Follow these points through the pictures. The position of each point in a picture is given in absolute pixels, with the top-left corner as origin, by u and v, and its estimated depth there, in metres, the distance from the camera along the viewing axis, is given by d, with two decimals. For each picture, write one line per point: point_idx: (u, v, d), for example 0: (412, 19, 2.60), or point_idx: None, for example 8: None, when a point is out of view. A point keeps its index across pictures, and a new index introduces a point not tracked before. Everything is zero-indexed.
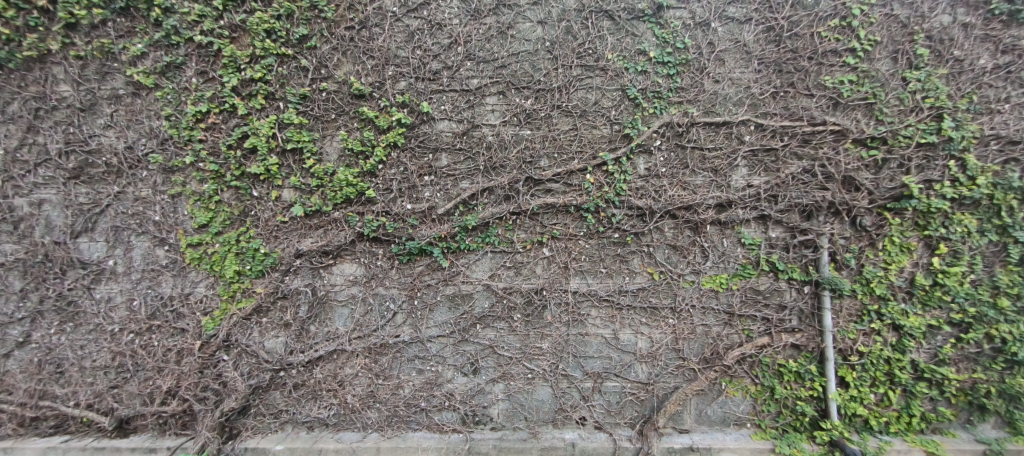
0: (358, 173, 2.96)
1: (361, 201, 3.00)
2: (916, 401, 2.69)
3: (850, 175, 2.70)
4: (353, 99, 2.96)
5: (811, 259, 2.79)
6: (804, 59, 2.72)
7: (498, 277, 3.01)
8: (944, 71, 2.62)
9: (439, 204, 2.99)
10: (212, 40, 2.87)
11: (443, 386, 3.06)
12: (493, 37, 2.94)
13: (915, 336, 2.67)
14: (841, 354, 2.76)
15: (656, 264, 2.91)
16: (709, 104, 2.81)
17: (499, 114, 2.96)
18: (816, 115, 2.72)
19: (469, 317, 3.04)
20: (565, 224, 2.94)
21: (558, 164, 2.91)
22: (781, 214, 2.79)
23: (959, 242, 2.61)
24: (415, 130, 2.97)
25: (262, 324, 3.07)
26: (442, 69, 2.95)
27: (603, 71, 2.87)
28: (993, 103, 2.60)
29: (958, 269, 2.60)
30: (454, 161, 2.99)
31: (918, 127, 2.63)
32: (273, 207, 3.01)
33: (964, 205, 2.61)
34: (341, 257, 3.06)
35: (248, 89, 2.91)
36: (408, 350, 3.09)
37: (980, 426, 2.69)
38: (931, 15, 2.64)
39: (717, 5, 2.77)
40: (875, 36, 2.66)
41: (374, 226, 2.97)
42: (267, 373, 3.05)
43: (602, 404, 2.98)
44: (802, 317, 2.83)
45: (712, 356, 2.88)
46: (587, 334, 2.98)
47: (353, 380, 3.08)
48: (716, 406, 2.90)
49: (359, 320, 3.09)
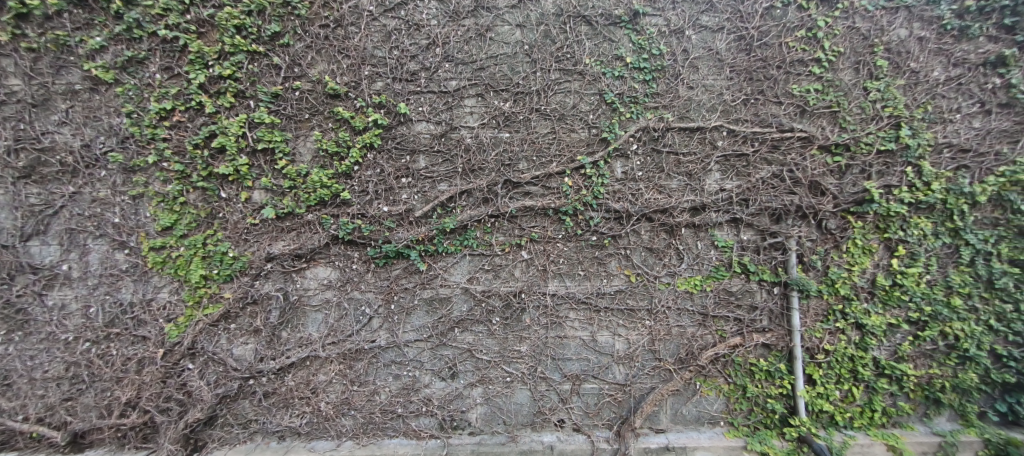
0: (333, 175, 2.89)
1: (335, 203, 2.93)
2: (878, 396, 2.81)
3: (816, 180, 2.81)
4: (328, 99, 2.90)
5: (780, 261, 2.88)
6: (773, 67, 2.82)
7: (476, 280, 2.99)
8: (902, 82, 2.76)
9: (417, 207, 2.95)
10: (178, 35, 2.76)
11: (420, 391, 3.02)
12: (472, 39, 2.93)
13: (877, 335, 2.79)
14: (808, 352, 2.86)
15: (633, 266, 2.95)
16: (683, 110, 2.87)
17: (477, 116, 2.95)
18: (784, 122, 2.82)
19: (447, 321, 3.01)
20: (543, 227, 2.95)
21: (536, 167, 2.92)
22: (752, 217, 2.87)
23: (916, 244, 2.75)
24: (392, 131, 2.92)
25: (230, 330, 2.96)
26: (420, 70, 2.92)
27: (580, 75, 2.89)
28: (946, 113, 2.75)
29: (915, 270, 2.74)
30: (432, 163, 2.96)
31: (878, 135, 2.76)
32: (242, 208, 2.90)
33: (920, 209, 2.75)
34: (315, 260, 2.99)
35: (217, 86, 2.81)
36: (385, 356, 3.03)
37: (936, 419, 2.83)
38: (890, 28, 2.77)
39: (691, 13, 2.84)
40: (838, 47, 2.77)
41: (349, 229, 2.91)
42: (236, 382, 2.94)
43: (581, 406, 3.00)
44: (772, 317, 2.92)
45: (687, 356, 2.94)
46: (565, 337, 2.99)
47: (327, 387, 3.00)
48: (691, 405, 2.96)
49: (333, 325, 3.01)
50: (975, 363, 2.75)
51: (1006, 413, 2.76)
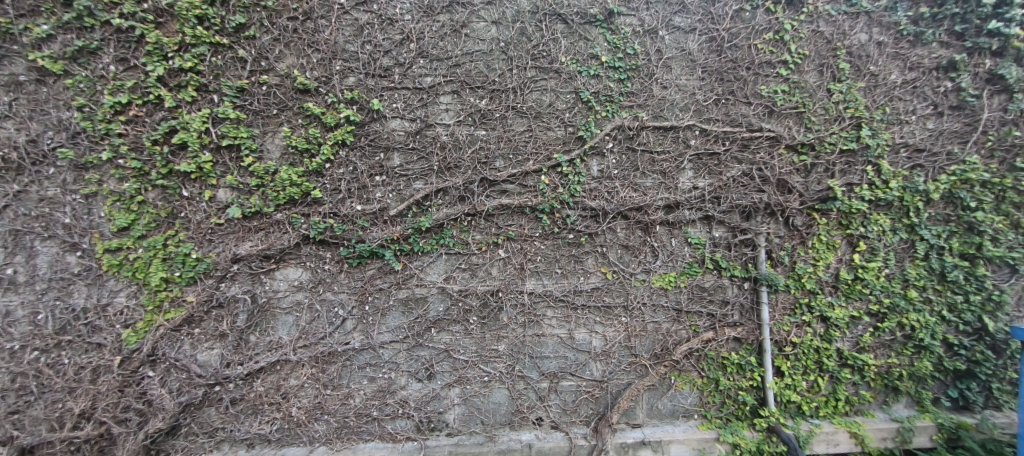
0: (304, 173, 2.81)
1: (306, 202, 2.84)
2: (841, 386, 2.93)
3: (784, 178, 2.90)
4: (298, 94, 2.81)
5: (750, 257, 2.96)
6: (743, 68, 2.89)
7: (453, 280, 2.96)
8: (862, 84, 2.88)
9: (391, 205, 2.89)
10: (134, 24, 2.61)
11: (396, 393, 2.96)
12: (447, 35, 2.88)
13: (840, 326, 2.90)
14: (777, 345, 2.96)
15: (609, 263, 2.97)
16: (657, 109, 2.91)
17: (453, 114, 2.91)
18: (753, 121, 2.90)
19: (423, 321, 2.96)
20: (520, 225, 2.94)
21: (513, 165, 2.91)
22: (723, 214, 2.94)
23: (876, 240, 2.87)
24: (365, 128, 2.86)
25: (194, 335, 2.83)
26: (393, 66, 2.86)
27: (556, 73, 2.89)
28: (902, 115, 2.89)
29: (875, 265, 2.86)
30: (406, 161, 2.90)
31: (841, 134, 2.87)
32: (206, 208, 2.78)
33: (880, 206, 2.88)
34: (285, 261, 2.89)
35: (177, 79, 2.67)
36: (359, 358, 2.96)
37: (894, 406, 2.97)
38: (852, 32, 2.88)
39: (664, 14, 2.88)
40: (804, 50, 2.87)
41: (320, 229, 2.82)
42: (200, 389, 2.81)
43: (558, 403, 3.01)
44: (743, 311, 2.99)
45: (662, 351, 2.99)
46: (543, 335, 3.00)
47: (298, 391, 2.91)
48: (666, 399, 3.01)
49: (305, 327, 2.92)
50: (929, 352, 2.90)
51: (957, 398, 2.92)
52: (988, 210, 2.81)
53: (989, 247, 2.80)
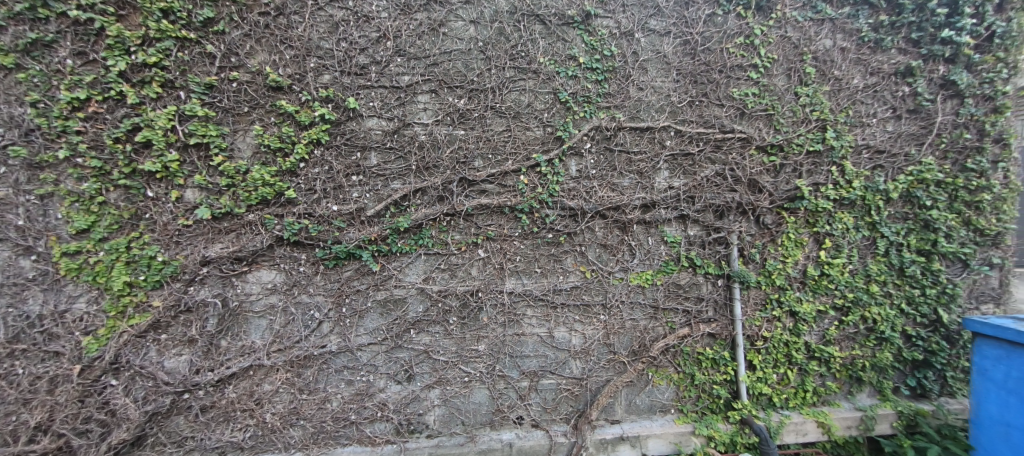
0: (276, 172, 2.74)
1: (280, 202, 2.77)
2: (809, 377, 3.05)
3: (755, 178, 2.99)
4: (270, 92, 2.74)
5: (723, 254, 3.04)
6: (715, 71, 2.97)
7: (432, 280, 2.94)
8: (827, 88, 3.00)
9: (369, 206, 2.85)
10: (93, 17, 2.50)
11: (374, 396, 2.92)
12: (424, 34, 2.86)
13: (807, 321, 3.02)
14: (749, 339, 3.05)
15: (588, 262, 3.01)
16: (634, 110, 2.97)
17: (431, 113, 2.89)
18: (726, 123, 2.98)
19: (402, 323, 2.93)
20: (499, 225, 2.94)
21: (492, 165, 2.91)
22: (698, 213, 3.01)
23: (840, 237, 3.00)
24: (341, 126, 2.81)
25: (161, 341, 2.73)
26: (370, 64, 2.81)
27: (535, 74, 2.91)
28: (864, 118, 3.02)
29: (840, 261, 2.99)
30: (384, 160, 2.86)
31: (807, 136, 2.98)
32: (173, 208, 2.68)
33: (844, 205, 3.01)
34: (257, 263, 2.81)
35: (141, 75, 2.57)
36: (336, 361, 2.91)
37: (858, 396, 3.11)
38: (817, 38, 3.00)
39: (640, 17, 2.94)
40: (773, 54, 2.97)
41: (294, 230, 2.76)
42: (168, 397, 2.71)
43: (538, 402, 3.03)
44: (717, 307, 3.07)
45: (639, 348, 3.05)
46: (522, 334, 3.01)
47: (273, 397, 2.84)
48: (644, 395, 3.07)
49: (279, 331, 2.85)
50: (889, 343, 3.05)
51: (915, 387, 3.08)
52: (942, 208, 2.97)
53: (943, 243, 2.96)
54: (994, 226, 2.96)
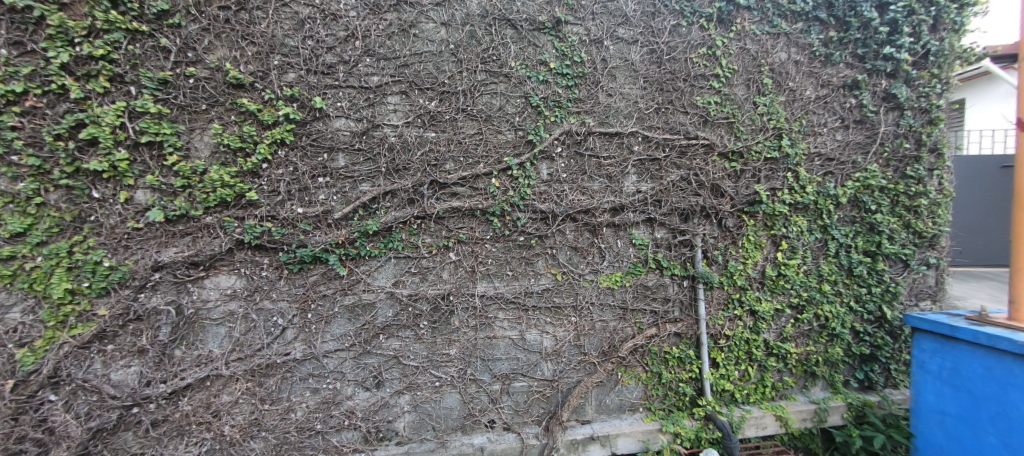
0: (237, 173, 2.63)
1: (240, 204, 2.66)
2: (768, 373, 3.20)
3: (717, 182, 3.11)
4: (230, 89, 2.64)
5: (688, 256, 3.15)
6: (680, 80, 3.08)
7: (402, 284, 2.89)
8: (783, 98, 3.17)
9: (336, 208, 2.78)
10: (32, 4, 2.33)
11: (342, 404, 2.85)
12: (394, 34, 2.83)
13: (766, 319, 3.17)
14: (712, 338, 3.17)
15: (559, 265, 3.04)
16: (603, 115, 3.03)
17: (401, 115, 2.85)
18: (690, 130, 3.10)
19: (370, 328, 2.87)
20: (471, 228, 2.93)
21: (463, 168, 2.90)
22: (664, 216, 3.11)
23: (795, 239, 3.17)
24: (307, 127, 2.73)
25: (107, 352, 2.56)
26: (338, 63, 2.75)
27: (506, 77, 2.93)
28: (816, 127, 3.21)
29: (794, 262, 3.15)
30: (352, 162, 2.80)
31: (765, 144, 3.14)
32: (121, 210, 2.52)
33: (799, 209, 3.18)
34: (215, 268, 2.69)
35: (86, 68, 2.41)
36: (301, 369, 2.81)
37: (812, 389, 3.28)
38: (773, 51, 3.16)
39: (609, 25, 3.01)
40: (733, 65, 3.12)
41: (256, 233, 2.65)
42: (114, 411, 2.54)
43: (510, 404, 3.03)
44: (683, 307, 3.17)
45: (609, 348, 3.10)
46: (494, 337, 3.01)
47: (232, 408, 2.72)
48: (613, 395, 3.13)
49: (239, 339, 2.74)
50: (839, 339, 3.24)
51: (863, 379, 3.29)
52: (885, 212, 3.20)
53: (886, 245, 3.19)
54: (931, 229, 3.20)
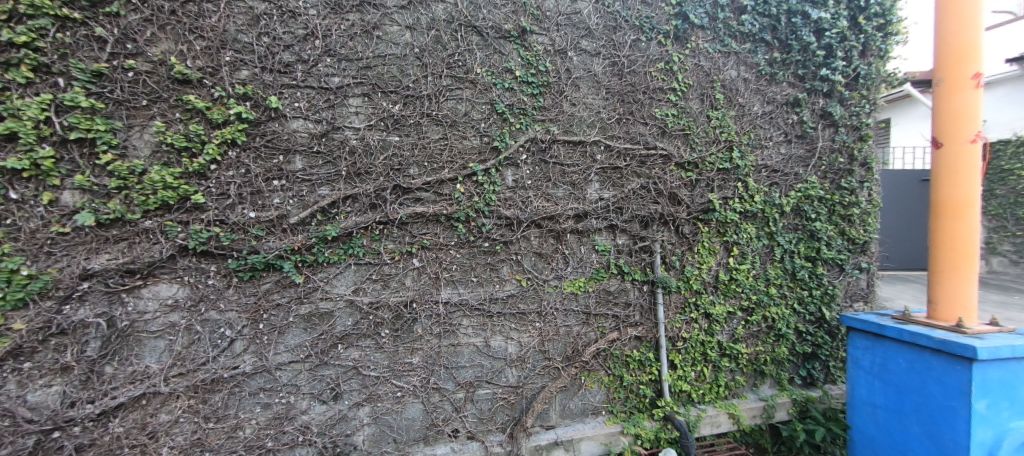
0: (181, 174, 2.47)
1: (184, 208, 2.50)
2: (721, 373, 3.36)
3: (674, 191, 3.24)
4: (175, 85, 2.48)
5: (648, 262, 3.25)
6: (640, 92, 3.21)
7: (362, 291, 2.80)
8: (733, 113, 3.37)
9: (292, 212, 2.66)
10: None
11: (296, 419, 2.71)
12: (357, 35, 2.76)
13: (720, 321, 3.33)
14: (671, 340, 3.28)
15: (523, 271, 3.05)
16: (567, 124, 3.10)
17: (363, 117, 2.78)
18: (649, 140, 3.22)
19: (328, 338, 2.75)
20: (435, 234, 2.89)
21: (427, 173, 2.87)
22: (626, 223, 3.20)
23: (746, 245, 3.36)
24: (261, 127, 2.61)
25: (23, 371, 2.30)
26: (296, 62, 2.65)
27: (472, 84, 2.93)
28: (763, 140, 3.43)
29: (744, 267, 3.34)
30: (310, 165, 2.70)
31: (717, 155, 3.31)
32: (44, 213, 2.29)
33: (748, 217, 3.37)
34: (155, 276, 2.50)
35: (5, 55, 2.19)
36: (250, 383, 2.65)
37: (761, 387, 3.48)
38: (725, 69, 3.36)
39: (572, 37, 3.09)
40: (688, 80, 3.28)
41: (202, 238, 2.49)
42: (31, 437, 2.29)
43: (474, 413, 3.00)
44: (643, 312, 3.26)
45: (573, 353, 3.14)
46: (458, 344, 2.97)
47: (171, 428, 2.52)
48: (577, 399, 3.17)
49: (180, 353, 2.55)
50: (785, 339, 3.46)
51: (806, 376, 3.52)
52: (824, 220, 3.46)
53: (825, 251, 3.45)
54: (863, 236, 3.50)
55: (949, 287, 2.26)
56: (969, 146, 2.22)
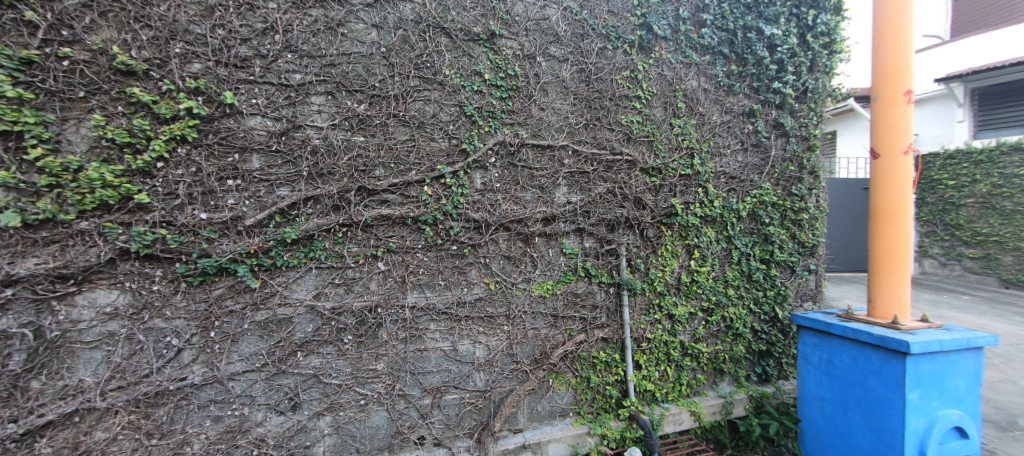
0: (124, 172, 2.30)
1: (126, 208, 2.33)
2: (683, 372, 3.47)
3: (639, 196, 3.34)
4: (118, 76, 2.32)
5: (614, 265, 3.32)
6: (606, 99, 3.29)
7: (324, 296, 2.69)
8: (694, 121, 3.51)
9: (248, 214, 2.54)
10: None
11: (250, 432, 2.57)
12: (320, 32, 2.68)
13: (682, 321, 3.44)
14: (636, 341, 3.36)
15: (492, 274, 3.04)
16: (536, 128, 3.13)
17: (326, 116, 2.69)
18: (615, 146, 3.30)
19: (286, 345, 2.63)
20: (401, 237, 2.83)
21: (393, 175, 2.81)
22: (593, 226, 3.26)
23: (705, 248, 3.50)
24: (214, 123, 2.47)
25: None
26: (253, 57, 2.54)
27: (440, 85, 2.90)
28: (722, 149, 3.59)
29: (705, 269, 3.48)
30: (268, 164, 2.58)
31: (680, 162, 3.43)
32: None
33: (709, 221, 3.52)
34: (91, 282, 2.31)
35: None
36: (200, 395, 2.49)
37: (721, 385, 3.62)
38: (686, 79, 3.50)
39: (541, 43, 3.13)
40: (652, 89, 3.39)
41: (146, 241, 2.33)
42: None
43: (441, 419, 2.95)
44: (609, 313, 3.32)
45: (541, 356, 3.16)
46: (425, 349, 2.91)
47: (108, 447, 2.33)
48: (545, 401, 3.18)
49: (120, 365, 2.36)
50: (742, 338, 3.62)
51: (761, 373, 3.70)
52: (776, 225, 3.66)
53: (777, 253, 3.65)
54: (811, 239, 3.72)
55: (887, 287, 2.44)
56: (903, 157, 2.40)
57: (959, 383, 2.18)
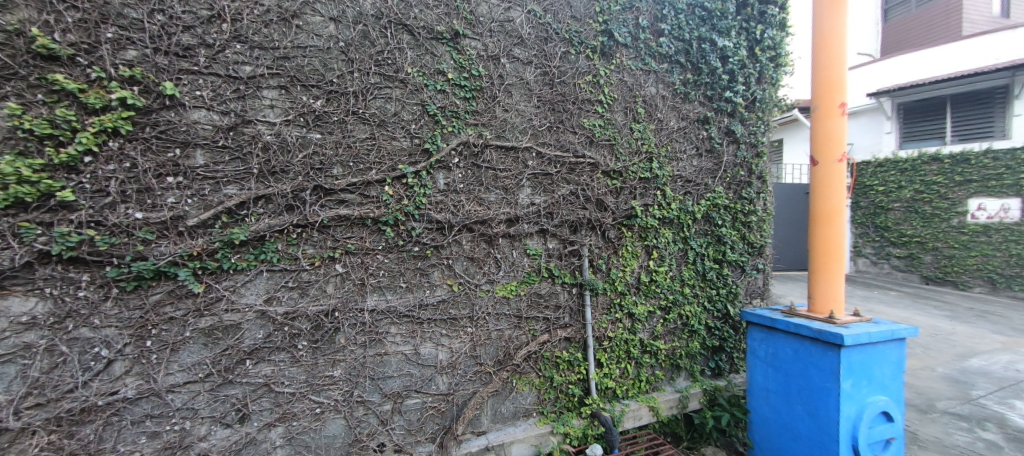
0: (44, 167, 2.09)
1: (47, 206, 2.11)
2: (643, 368, 3.57)
3: (601, 198, 3.41)
4: (37, 61, 2.10)
5: (577, 265, 3.37)
6: (569, 103, 3.34)
7: (275, 300, 2.56)
8: (653, 127, 3.63)
9: (191, 213, 2.37)
10: None
11: (192, 447, 2.40)
12: (273, 22, 2.55)
13: (641, 320, 3.54)
14: (598, 340, 3.43)
15: (454, 276, 3.00)
16: (500, 129, 3.12)
17: (279, 112, 2.56)
18: (578, 149, 3.36)
19: (233, 353, 2.47)
20: (360, 238, 2.74)
21: (352, 174, 2.71)
22: (556, 227, 3.30)
23: (663, 248, 3.63)
24: (152, 116, 2.30)
25: None
26: (197, 46, 2.38)
27: (401, 83, 2.84)
28: (679, 153, 3.73)
29: (663, 269, 3.61)
30: (214, 161, 2.42)
31: (639, 165, 3.54)
32: None
33: (667, 222, 3.65)
34: (3, 288, 2.08)
35: None
36: (133, 410, 2.30)
37: (677, 380, 3.76)
38: (645, 85, 3.62)
39: (505, 44, 3.14)
40: (613, 94, 3.49)
41: (71, 243, 2.13)
42: None
43: (402, 424, 2.88)
44: (572, 313, 3.36)
45: (504, 357, 3.15)
46: (385, 354, 2.83)
47: None
48: (508, 402, 3.18)
49: (38, 380, 2.14)
50: (697, 334, 3.79)
51: (714, 367, 3.88)
52: (728, 226, 3.85)
53: (729, 253, 3.84)
54: (759, 240, 3.96)
55: (823, 284, 2.63)
56: (837, 164, 2.60)
57: (885, 371, 2.39)
